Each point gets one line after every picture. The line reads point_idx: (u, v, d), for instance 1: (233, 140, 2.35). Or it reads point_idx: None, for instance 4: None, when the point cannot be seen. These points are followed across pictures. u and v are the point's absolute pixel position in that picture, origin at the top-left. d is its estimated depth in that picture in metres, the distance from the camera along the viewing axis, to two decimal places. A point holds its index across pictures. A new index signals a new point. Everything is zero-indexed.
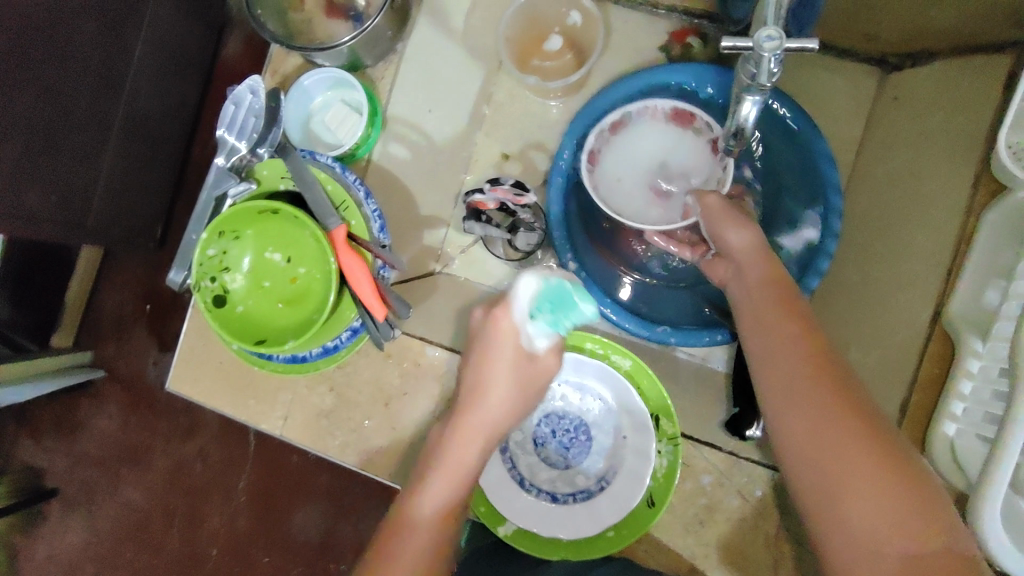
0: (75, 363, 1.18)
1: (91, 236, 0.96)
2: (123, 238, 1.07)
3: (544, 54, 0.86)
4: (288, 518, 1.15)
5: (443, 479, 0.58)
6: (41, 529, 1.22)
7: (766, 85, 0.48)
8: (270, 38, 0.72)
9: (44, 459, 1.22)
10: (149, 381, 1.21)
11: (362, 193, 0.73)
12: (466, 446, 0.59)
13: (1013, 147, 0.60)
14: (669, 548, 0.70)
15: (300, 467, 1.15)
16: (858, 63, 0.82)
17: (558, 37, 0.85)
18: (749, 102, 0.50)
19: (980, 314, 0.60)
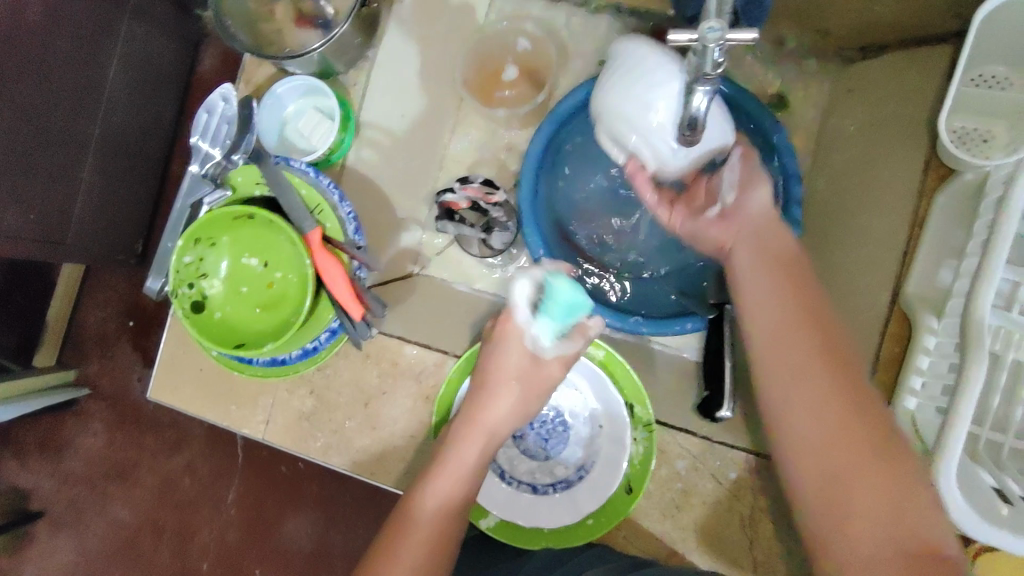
0: (59, 383, 1.18)
1: (71, 253, 0.96)
2: (103, 254, 1.07)
3: (501, 85, 0.86)
4: (279, 529, 1.15)
5: (448, 474, 0.59)
6: (27, 551, 1.21)
7: (713, 75, 0.50)
8: (242, 49, 0.75)
9: (30, 480, 1.22)
10: (134, 398, 1.20)
11: (337, 196, 0.74)
12: (472, 443, 0.61)
13: (959, 133, 0.67)
14: (647, 534, 0.71)
15: (290, 477, 1.15)
16: (814, 57, 0.85)
17: (513, 66, 0.86)
18: (699, 93, 0.53)
19: (934, 292, 0.63)
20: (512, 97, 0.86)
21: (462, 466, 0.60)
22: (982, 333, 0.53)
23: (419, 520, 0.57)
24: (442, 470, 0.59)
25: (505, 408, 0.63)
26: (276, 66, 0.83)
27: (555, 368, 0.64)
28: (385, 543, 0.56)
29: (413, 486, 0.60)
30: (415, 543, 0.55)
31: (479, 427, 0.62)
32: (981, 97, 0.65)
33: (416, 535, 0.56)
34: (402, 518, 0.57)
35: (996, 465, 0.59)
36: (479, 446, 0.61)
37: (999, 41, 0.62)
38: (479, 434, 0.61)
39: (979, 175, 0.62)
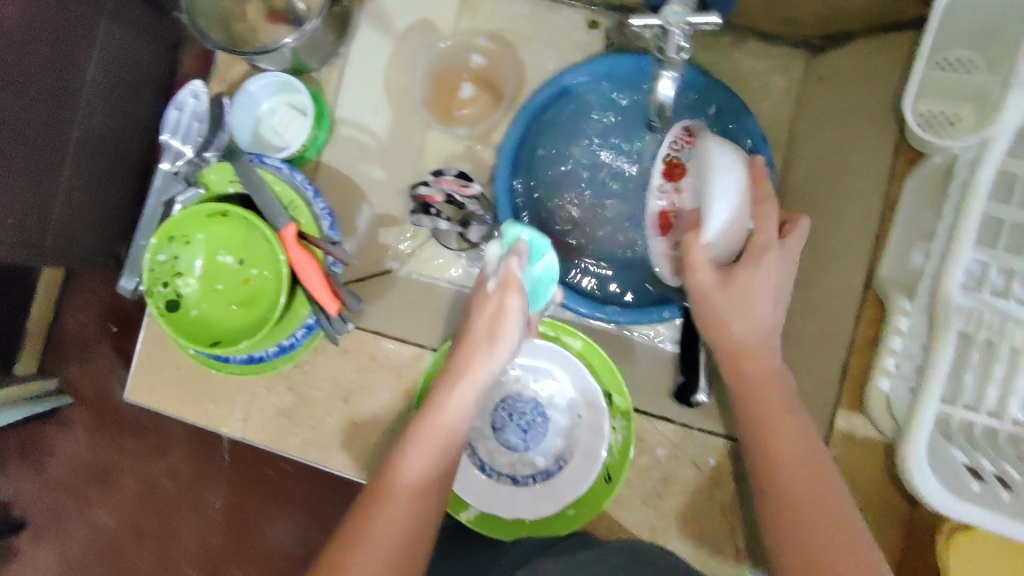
0: (39, 391, 1.16)
1: (51, 257, 0.94)
2: (84, 258, 1.03)
3: (460, 103, 0.86)
4: (265, 531, 1.14)
5: (428, 447, 0.56)
6: (11, 560, 1.20)
7: (678, 58, 0.52)
8: (215, 47, 0.74)
9: (11, 488, 1.20)
10: (115, 403, 1.19)
11: (311, 192, 0.74)
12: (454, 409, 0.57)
13: (925, 116, 0.68)
14: (628, 522, 0.71)
15: (274, 478, 1.14)
16: (786, 47, 0.85)
17: (469, 83, 0.86)
18: (663, 78, 0.54)
19: (906, 274, 0.63)
20: (469, 114, 0.86)
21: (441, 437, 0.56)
22: (951, 311, 0.54)
23: (397, 495, 0.54)
24: (420, 441, 0.56)
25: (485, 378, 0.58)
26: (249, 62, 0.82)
27: (518, 299, 0.58)
28: (360, 516, 0.53)
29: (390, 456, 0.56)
30: (393, 521, 0.53)
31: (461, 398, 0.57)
32: (947, 80, 0.66)
33: (393, 510, 0.53)
34: (377, 493, 0.54)
35: (969, 443, 0.59)
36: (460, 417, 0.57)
37: (961, 24, 0.64)
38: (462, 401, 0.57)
39: (947, 157, 0.62)
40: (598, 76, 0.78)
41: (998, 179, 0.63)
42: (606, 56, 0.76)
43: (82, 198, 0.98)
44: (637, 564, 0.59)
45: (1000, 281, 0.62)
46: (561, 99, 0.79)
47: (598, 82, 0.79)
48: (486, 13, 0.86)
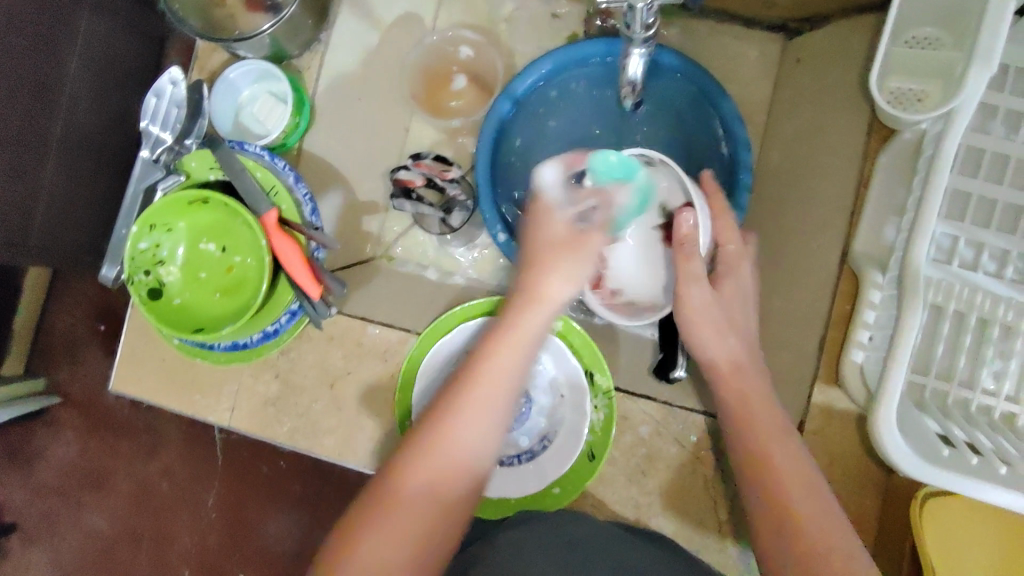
0: (27, 392, 1.16)
1: (35, 256, 0.91)
2: (71, 257, 0.99)
3: (450, 95, 0.86)
4: (262, 529, 1.14)
5: (454, 443, 0.52)
6: (5, 563, 1.20)
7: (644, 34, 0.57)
8: (193, 34, 0.75)
9: (4, 492, 1.20)
10: (105, 404, 1.18)
11: (292, 177, 0.74)
12: (484, 401, 0.53)
13: (894, 94, 0.70)
14: (613, 499, 0.72)
15: (272, 476, 1.14)
16: (762, 30, 0.86)
17: (461, 76, 0.86)
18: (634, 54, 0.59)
19: (880, 249, 0.66)
20: (460, 106, 0.86)
21: (470, 433, 0.52)
22: (919, 281, 0.55)
23: (419, 490, 0.51)
24: (446, 435, 0.52)
25: (508, 370, 0.54)
26: (228, 50, 0.83)
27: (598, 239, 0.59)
28: (377, 505, 0.51)
29: (411, 445, 0.53)
30: (412, 519, 0.51)
31: (488, 393, 0.53)
32: (912, 57, 0.68)
33: (412, 507, 0.51)
34: (397, 485, 0.51)
35: (942, 412, 0.61)
36: (488, 411, 0.53)
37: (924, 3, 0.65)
38: (493, 393, 0.53)
39: (916, 134, 0.65)
40: (576, 61, 0.79)
41: (964, 154, 0.64)
42: (583, 41, 0.77)
43: (72, 198, 0.96)
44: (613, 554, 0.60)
45: (968, 253, 0.64)
46: (544, 80, 0.80)
47: (580, 62, 0.79)
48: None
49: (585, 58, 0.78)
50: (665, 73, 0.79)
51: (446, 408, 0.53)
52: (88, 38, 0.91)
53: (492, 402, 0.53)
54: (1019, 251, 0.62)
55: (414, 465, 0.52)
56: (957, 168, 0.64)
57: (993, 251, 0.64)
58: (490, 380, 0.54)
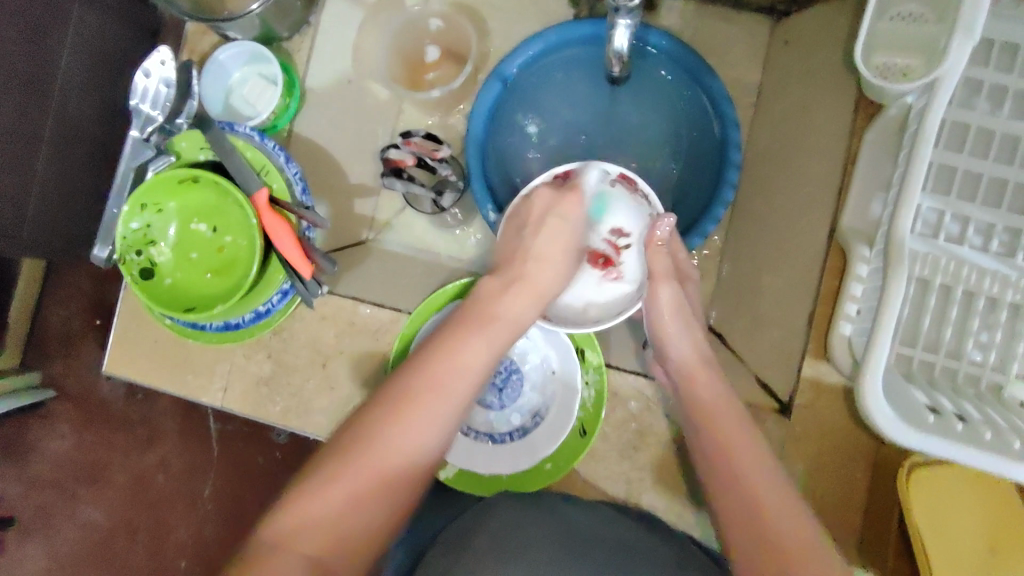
0: (22, 385, 1.15)
1: (29, 248, 0.91)
2: (65, 250, 0.98)
3: (426, 68, 0.87)
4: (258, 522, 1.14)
5: (421, 420, 0.56)
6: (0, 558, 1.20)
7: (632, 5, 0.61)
8: (181, 14, 0.76)
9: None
10: (100, 398, 1.18)
11: (282, 158, 0.75)
12: (458, 371, 0.59)
13: (881, 68, 0.71)
14: (606, 474, 0.74)
15: (266, 468, 1.13)
16: (751, 12, 0.86)
17: (434, 48, 0.87)
18: (620, 25, 0.63)
19: (868, 224, 0.65)
20: (438, 78, 0.86)
21: (447, 397, 0.57)
22: (905, 251, 0.55)
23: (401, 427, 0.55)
24: (429, 388, 0.57)
25: (442, 396, 0.57)
26: (218, 32, 0.84)
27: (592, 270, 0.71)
28: (360, 433, 0.54)
29: (398, 391, 0.57)
30: (342, 501, 0.52)
31: (464, 363, 0.59)
32: (896, 31, 0.69)
33: (392, 443, 0.54)
34: (332, 468, 0.52)
35: (927, 384, 0.61)
36: (441, 411, 0.57)
37: None
38: (448, 396, 0.57)
39: (902, 108, 0.65)
40: (567, 39, 0.80)
41: (950, 129, 0.64)
42: (571, 21, 0.78)
43: (66, 188, 0.95)
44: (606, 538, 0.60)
45: (954, 228, 0.64)
46: (532, 60, 0.81)
47: (569, 41, 0.80)
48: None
49: (576, 36, 0.79)
50: (653, 58, 0.81)
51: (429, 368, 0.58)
52: (83, 24, 0.90)
53: (468, 373, 0.59)
54: (1004, 224, 0.62)
55: (356, 449, 0.53)
56: (944, 143, 0.64)
57: (979, 225, 0.64)
58: (443, 381, 0.58)
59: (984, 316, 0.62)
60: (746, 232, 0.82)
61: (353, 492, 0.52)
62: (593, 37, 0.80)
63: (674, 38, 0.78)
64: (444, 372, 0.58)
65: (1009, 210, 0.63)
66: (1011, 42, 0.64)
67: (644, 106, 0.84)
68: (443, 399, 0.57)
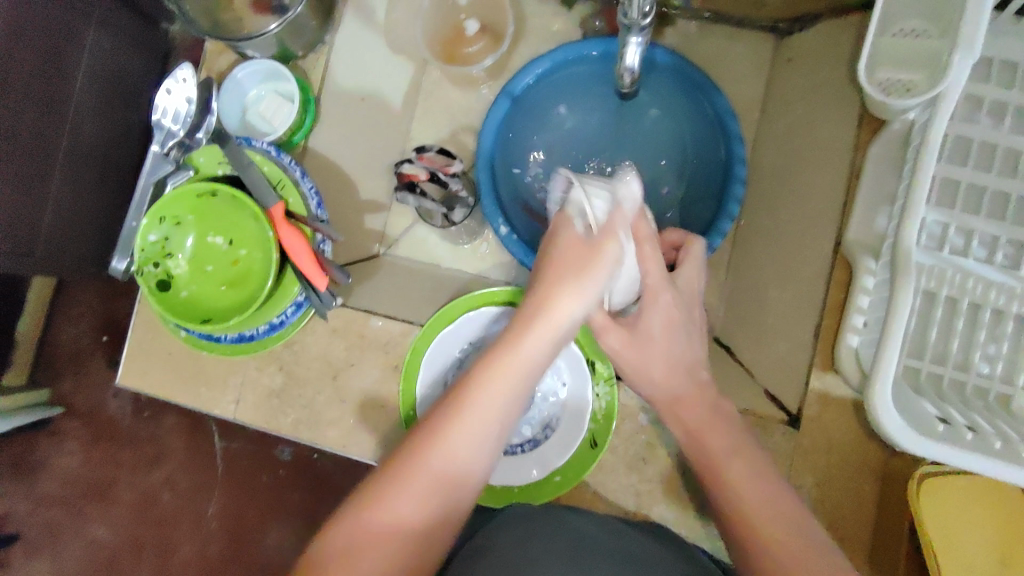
0: (32, 402, 1.16)
1: (43, 265, 0.92)
2: (75, 267, 1.00)
3: (468, 40, 0.89)
4: (261, 540, 1.14)
5: (470, 442, 0.52)
6: None
7: (642, 23, 0.62)
8: (200, 34, 0.80)
9: (5, 505, 1.20)
10: (109, 414, 1.18)
11: (298, 172, 0.77)
12: (489, 406, 0.53)
13: (883, 85, 0.72)
14: (615, 487, 0.74)
15: (272, 486, 1.14)
16: (754, 31, 0.88)
17: (474, 21, 0.89)
18: (631, 42, 0.65)
19: (873, 237, 0.65)
20: (478, 50, 0.89)
21: (478, 430, 0.53)
22: (911, 262, 0.56)
23: (431, 472, 0.51)
24: (463, 431, 0.52)
25: (493, 412, 0.53)
26: (235, 51, 0.86)
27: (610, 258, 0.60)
28: (391, 472, 0.52)
29: (429, 428, 0.53)
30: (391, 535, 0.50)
31: (499, 395, 0.54)
32: (898, 48, 0.71)
33: (421, 485, 0.51)
34: (378, 500, 0.50)
35: (936, 396, 0.61)
36: (492, 426, 0.53)
37: None
38: (497, 412, 0.53)
39: (905, 123, 0.66)
40: (574, 58, 0.82)
41: (952, 144, 0.66)
42: (577, 41, 0.81)
43: (78, 206, 0.97)
44: (618, 552, 0.59)
45: (958, 240, 0.65)
46: (541, 78, 0.83)
47: (576, 60, 0.83)
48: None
49: (583, 53, 0.82)
50: (659, 71, 0.82)
51: (468, 399, 0.53)
52: (98, 45, 0.92)
53: (504, 405, 0.54)
54: (1008, 237, 0.63)
55: (405, 478, 0.51)
56: (946, 157, 0.65)
57: (982, 238, 0.64)
58: (493, 398, 0.53)
59: (989, 328, 0.62)
60: (752, 245, 0.83)
61: (392, 529, 0.50)
62: (601, 56, 0.82)
63: (680, 57, 0.80)
64: (490, 387, 0.53)
65: (1012, 222, 0.63)
66: (1009, 59, 0.66)
67: (650, 120, 0.86)
68: (491, 418, 0.53)
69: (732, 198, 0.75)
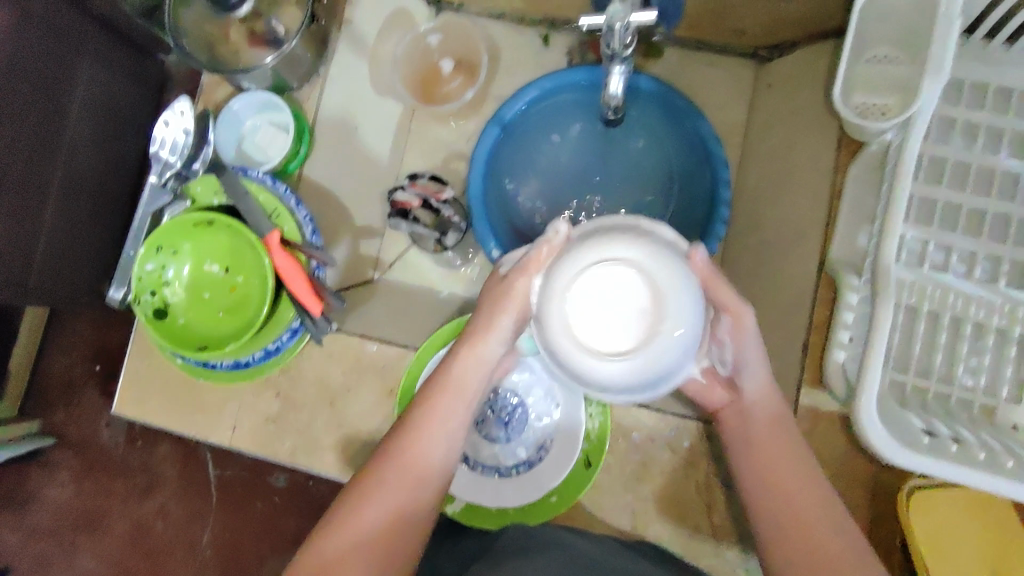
0: (22, 434, 1.15)
1: (37, 295, 0.93)
2: (68, 296, 1.00)
3: (443, 80, 0.92)
4: (256, 568, 1.13)
5: (434, 437, 0.60)
6: None
7: (624, 54, 0.65)
8: (200, 66, 0.83)
9: None
10: (101, 444, 1.18)
11: (293, 201, 0.78)
12: (442, 414, 0.61)
13: (860, 107, 0.74)
14: (611, 506, 0.75)
15: (267, 513, 1.14)
16: (735, 57, 0.91)
17: (448, 61, 0.92)
18: (614, 71, 0.67)
19: (856, 255, 0.67)
20: (457, 86, 0.92)
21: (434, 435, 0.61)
22: (891, 279, 0.58)
23: (398, 478, 0.58)
24: (426, 429, 0.61)
25: (448, 409, 0.61)
26: (232, 83, 0.88)
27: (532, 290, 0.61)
28: (362, 482, 0.59)
29: (393, 444, 0.60)
30: (374, 521, 0.56)
31: (454, 397, 0.62)
32: (872, 72, 0.74)
33: (402, 472, 0.59)
34: (359, 495, 0.58)
35: (922, 409, 0.63)
36: (451, 422, 0.61)
37: (882, 24, 0.71)
38: (453, 410, 0.62)
39: (882, 144, 0.67)
40: (563, 86, 0.84)
41: (929, 163, 0.68)
42: (567, 71, 0.83)
43: (73, 236, 0.98)
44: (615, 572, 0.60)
45: (939, 256, 0.66)
46: (529, 106, 0.86)
47: (564, 88, 0.85)
48: (443, 32, 0.94)
49: (573, 82, 0.84)
50: (644, 98, 0.85)
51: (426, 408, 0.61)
52: (92, 77, 0.94)
53: (458, 413, 0.62)
54: (985, 252, 0.65)
55: (382, 473, 0.59)
56: (924, 176, 0.67)
57: (962, 253, 0.66)
58: (448, 400, 0.62)
59: (972, 342, 0.64)
60: (739, 265, 0.85)
61: (374, 518, 0.57)
62: (588, 83, 0.84)
63: (664, 84, 0.82)
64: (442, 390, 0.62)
65: (988, 239, 0.66)
66: (979, 81, 0.69)
67: (636, 144, 0.88)
68: (450, 415, 0.61)
69: (719, 220, 0.77)
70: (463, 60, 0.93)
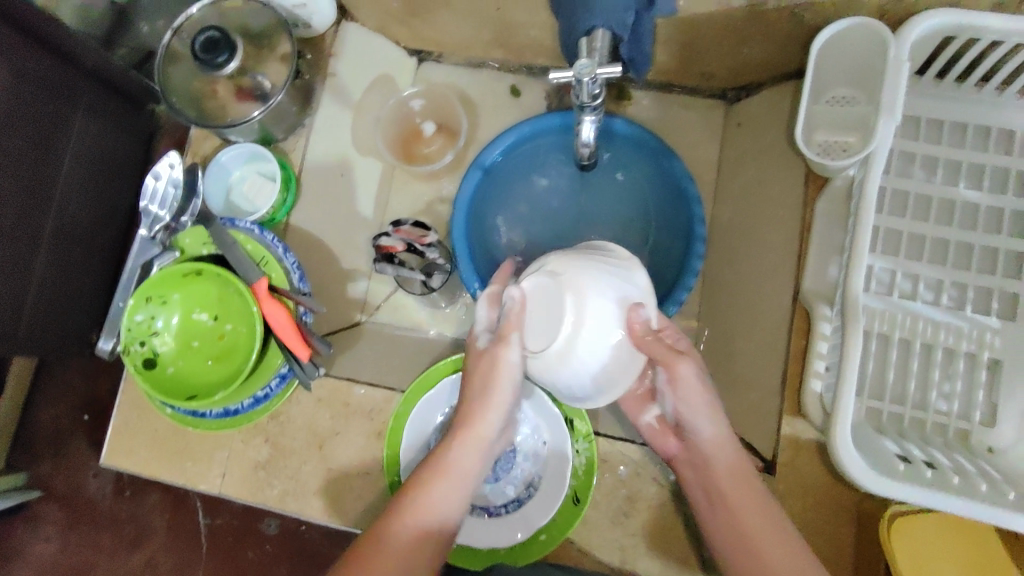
0: (7, 488, 1.14)
1: (25, 346, 0.94)
2: (56, 347, 1.01)
3: (425, 140, 0.97)
4: None
5: (442, 497, 0.64)
6: None
7: (595, 103, 0.68)
8: (186, 121, 0.85)
9: None
10: (89, 496, 1.17)
11: (280, 249, 0.80)
12: (459, 470, 0.65)
13: (823, 146, 0.77)
14: (602, 542, 0.75)
15: (257, 562, 1.12)
16: (705, 98, 0.95)
17: (430, 123, 0.97)
18: (586, 120, 0.70)
19: (827, 287, 0.69)
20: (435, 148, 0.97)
21: (455, 489, 0.64)
22: (859, 309, 0.60)
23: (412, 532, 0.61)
24: (437, 486, 0.63)
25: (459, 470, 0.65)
26: (220, 136, 0.91)
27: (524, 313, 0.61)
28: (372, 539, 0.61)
29: (402, 503, 0.63)
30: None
31: (464, 460, 0.66)
32: (832, 113, 0.78)
33: (412, 529, 0.61)
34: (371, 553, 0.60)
35: (898, 434, 0.64)
36: (460, 485, 0.65)
37: (838, 68, 0.75)
38: (464, 474, 0.65)
39: (846, 180, 0.71)
40: (538, 131, 0.89)
41: (892, 197, 0.71)
42: (540, 116, 0.87)
43: (62, 287, 0.99)
44: None
45: (906, 285, 0.69)
46: (507, 151, 0.90)
47: (541, 133, 0.89)
48: (425, 97, 0.99)
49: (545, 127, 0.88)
50: (618, 141, 0.88)
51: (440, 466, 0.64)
52: (85, 131, 0.96)
53: (470, 474, 0.66)
54: (951, 280, 0.68)
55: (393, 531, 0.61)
56: (888, 208, 0.70)
57: (928, 281, 0.69)
58: (457, 462, 0.65)
59: (943, 366, 0.66)
60: (717, 298, 0.87)
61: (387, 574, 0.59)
62: (562, 127, 0.88)
63: (640, 126, 0.85)
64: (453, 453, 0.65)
65: (952, 266, 0.68)
66: (934, 118, 0.72)
67: (613, 182, 0.91)
68: (458, 478, 0.65)
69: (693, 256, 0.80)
70: (443, 124, 0.98)
